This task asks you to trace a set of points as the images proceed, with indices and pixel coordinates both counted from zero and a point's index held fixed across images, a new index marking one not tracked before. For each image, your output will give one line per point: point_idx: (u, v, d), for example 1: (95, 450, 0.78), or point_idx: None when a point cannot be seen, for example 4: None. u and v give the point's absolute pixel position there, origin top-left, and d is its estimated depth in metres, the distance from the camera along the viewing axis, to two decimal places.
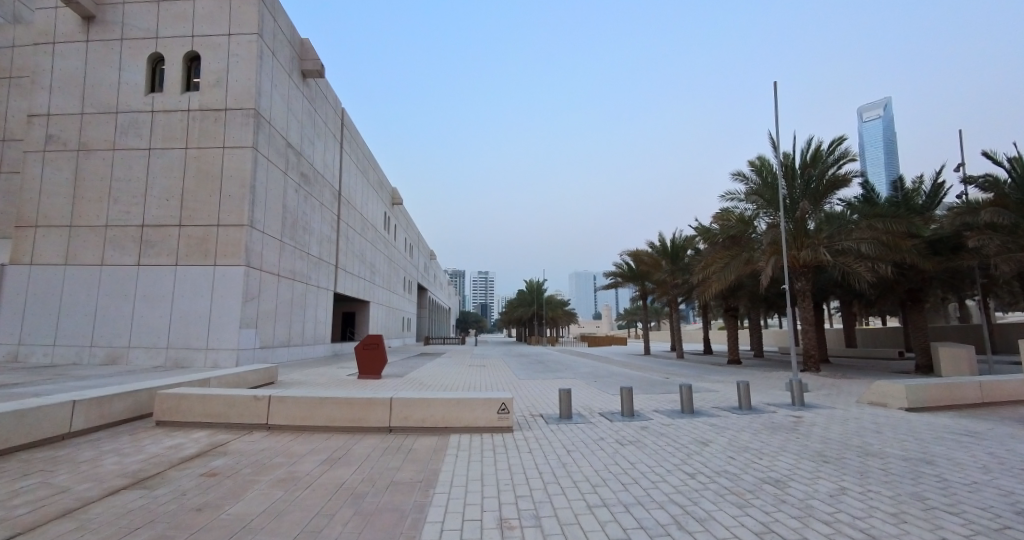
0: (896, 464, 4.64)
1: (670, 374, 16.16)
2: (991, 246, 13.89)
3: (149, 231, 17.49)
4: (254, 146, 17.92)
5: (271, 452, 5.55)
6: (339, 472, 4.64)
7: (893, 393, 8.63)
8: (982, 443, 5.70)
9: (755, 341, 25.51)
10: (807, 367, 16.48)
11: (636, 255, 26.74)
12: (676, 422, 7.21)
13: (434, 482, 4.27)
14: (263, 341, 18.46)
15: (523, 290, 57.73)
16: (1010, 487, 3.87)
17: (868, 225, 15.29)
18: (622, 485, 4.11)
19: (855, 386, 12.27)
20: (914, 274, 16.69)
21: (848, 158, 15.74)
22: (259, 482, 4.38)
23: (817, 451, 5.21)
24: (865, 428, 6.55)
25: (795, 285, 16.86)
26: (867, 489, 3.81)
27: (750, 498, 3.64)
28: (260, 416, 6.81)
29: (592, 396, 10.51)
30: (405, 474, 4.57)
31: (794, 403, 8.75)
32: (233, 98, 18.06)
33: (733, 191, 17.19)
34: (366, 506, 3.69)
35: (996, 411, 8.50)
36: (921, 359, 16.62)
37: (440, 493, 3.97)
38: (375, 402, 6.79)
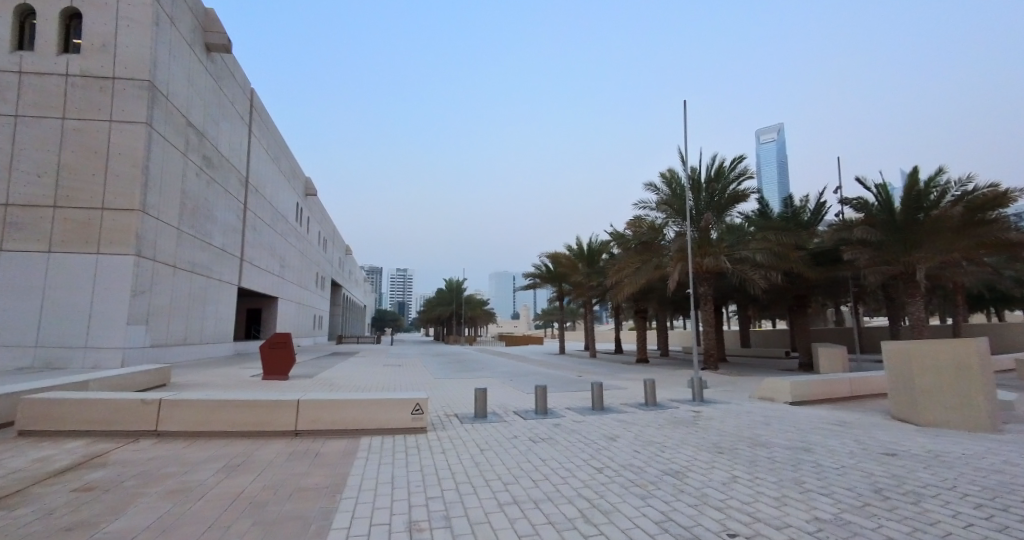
0: (780, 453, 5.15)
1: (584, 374, 16.73)
2: (862, 259, 15.90)
3: (15, 212, 15.21)
4: (148, 121, 16.20)
5: (160, 461, 5.03)
6: (240, 480, 4.31)
7: (781, 389, 9.54)
8: (850, 432, 6.49)
9: (661, 341, 27.19)
10: (708, 365, 17.82)
11: (555, 258, 27.65)
12: (587, 419, 7.50)
13: (342, 487, 4.09)
14: (156, 339, 16.75)
15: (444, 288, 57.22)
16: (868, 469, 4.44)
17: (763, 236, 16.80)
18: (533, 482, 4.19)
19: (748, 383, 13.46)
20: (801, 282, 18.65)
21: (747, 176, 17.27)
22: (146, 494, 3.96)
23: (712, 443, 5.64)
24: (755, 421, 7.21)
25: (700, 289, 18.14)
26: (754, 476, 4.19)
27: (652, 489, 3.86)
28: (148, 422, 6.15)
29: (509, 395, 10.64)
30: (313, 479, 4.34)
31: (695, 399, 9.42)
32: (123, 66, 16.20)
33: (645, 200, 18.21)
34: (266, 515, 3.46)
35: (861, 403, 9.72)
36: (804, 358, 18.64)
37: (348, 498, 3.81)
38: (281, 404, 6.39)
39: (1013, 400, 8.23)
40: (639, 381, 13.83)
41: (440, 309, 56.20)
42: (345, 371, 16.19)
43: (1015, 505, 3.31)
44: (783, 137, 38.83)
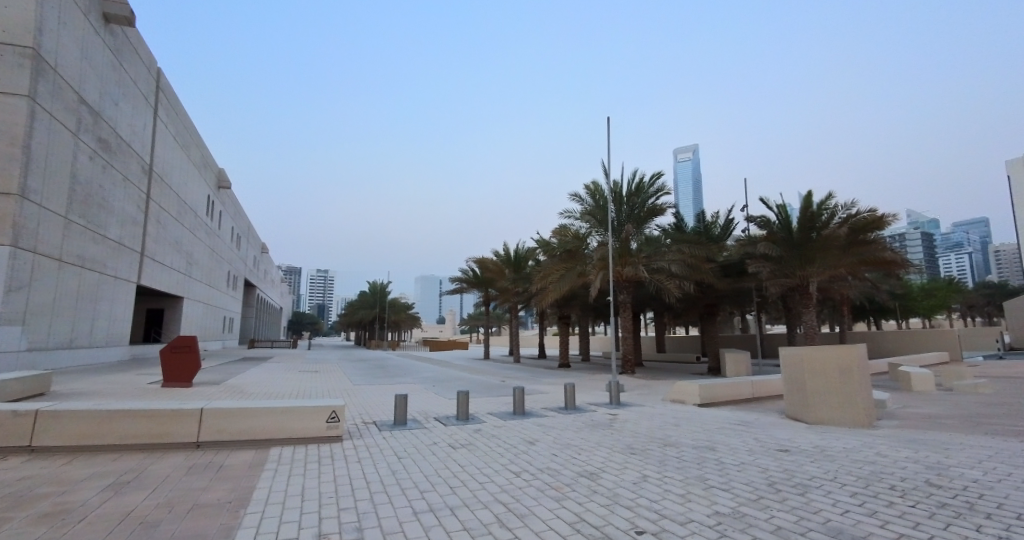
0: (687, 452, 5.50)
1: (507, 378, 16.95)
2: (765, 271, 17.42)
3: None
4: (31, 94, 14.40)
5: (31, 481, 4.43)
6: (129, 499, 3.91)
7: (690, 392, 10.17)
8: (749, 430, 7.06)
9: (583, 346, 28.17)
10: (625, 369, 18.70)
11: (482, 262, 27.84)
12: (508, 423, 7.58)
13: (246, 501, 3.84)
14: (32, 342, 14.83)
15: (365, 292, 56.17)
16: (763, 464, 4.85)
17: (677, 248, 17.90)
18: (451, 489, 4.16)
19: (661, 386, 14.26)
20: (711, 292, 20.07)
21: (664, 191, 18.40)
22: (12, 519, 3.48)
23: (626, 445, 5.90)
24: (666, 423, 7.64)
25: (619, 297, 18.99)
26: (662, 475, 4.43)
27: (568, 491, 3.96)
28: (15, 437, 5.40)
29: (431, 401, 10.53)
30: (215, 494, 4.04)
31: (612, 403, 9.80)
32: (1, 28, 14.27)
33: (570, 209, 18.85)
34: (157, 535, 3.17)
35: (759, 404, 10.62)
36: (712, 362, 20.06)
37: (252, 512, 3.58)
38: (181, 413, 5.90)
39: (882, 399, 9.37)
40: (560, 385, 14.20)
41: (361, 312, 54.41)
42: (256, 377, 15.22)
43: (879, 491, 3.76)
44: (698, 157, 41.86)
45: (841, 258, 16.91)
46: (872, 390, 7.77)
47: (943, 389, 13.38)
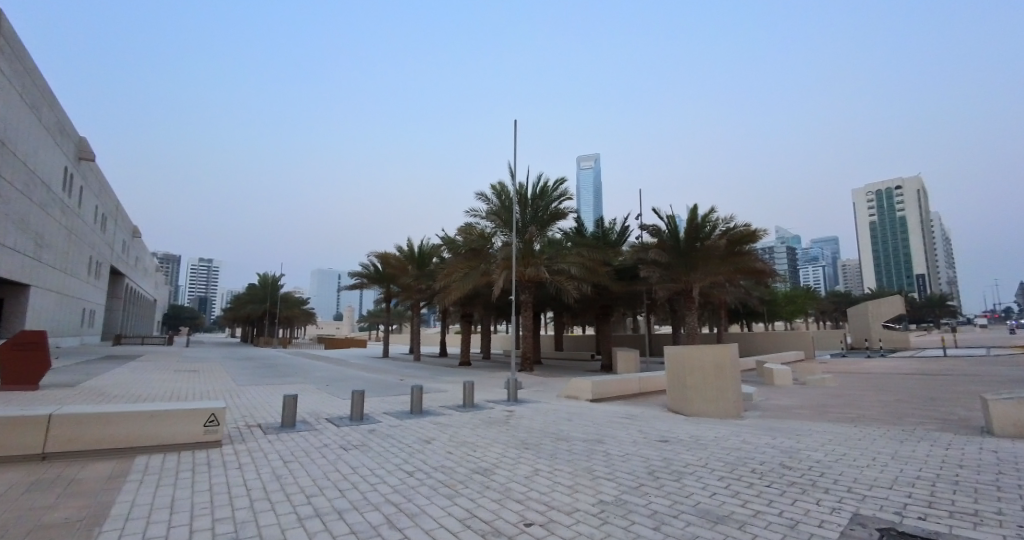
0: (578, 445, 5.78)
1: (404, 377, 16.74)
2: (654, 276, 18.84)
3: None
4: None
5: None
6: None
7: (583, 388, 10.74)
8: (634, 423, 7.59)
9: (483, 345, 28.60)
10: (524, 367, 19.28)
11: (384, 258, 27.13)
12: (405, 423, 7.48)
13: (101, 518, 3.41)
14: None
15: (254, 284, 52.23)
16: (645, 454, 5.23)
17: (578, 251, 18.73)
18: (340, 491, 4.00)
19: (556, 383, 14.87)
20: (606, 293, 21.33)
21: (566, 197, 19.25)
22: None
23: (521, 440, 6.07)
24: (559, 418, 7.98)
25: (521, 296, 19.50)
26: (553, 468, 4.62)
27: (461, 489, 3.98)
28: None
29: (323, 401, 10.07)
30: (61, 513, 3.54)
31: (509, 400, 10.07)
32: None
33: (476, 208, 19.07)
34: None
35: (644, 399, 11.43)
36: (605, 360, 21.43)
37: (106, 530, 3.18)
38: (21, 422, 5.13)
39: (748, 393, 10.59)
40: (459, 384, 14.32)
41: (250, 307, 50.51)
42: (118, 378, 13.55)
43: (742, 474, 4.22)
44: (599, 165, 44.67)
45: (720, 266, 18.65)
46: (740, 386, 8.67)
47: (797, 383, 15.38)
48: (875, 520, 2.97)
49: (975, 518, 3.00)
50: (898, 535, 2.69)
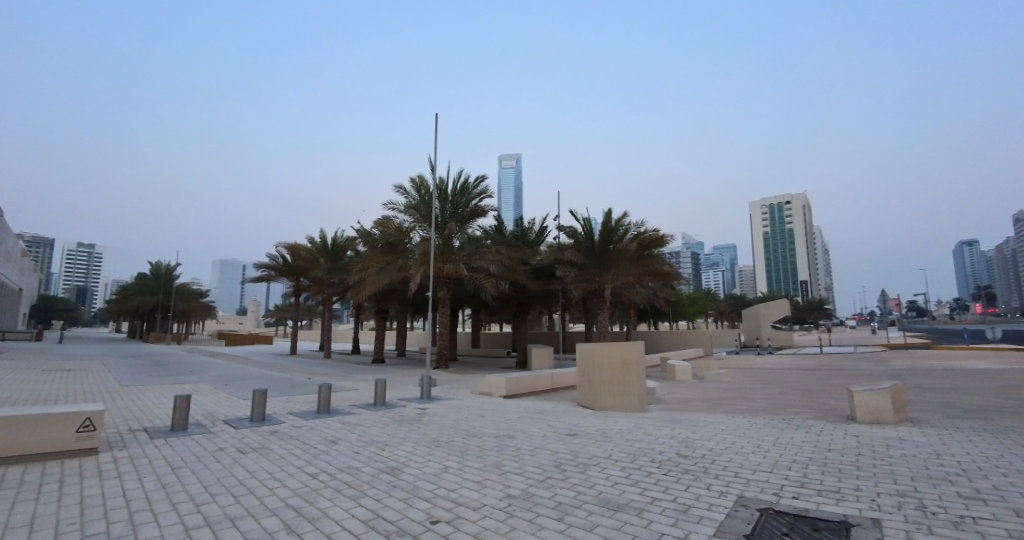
0: (488, 441, 5.83)
1: (312, 375, 16.03)
2: (569, 276, 19.53)
3: None
4: None
5: None
6: None
7: (497, 385, 10.89)
8: (544, 418, 7.79)
9: (400, 342, 28.12)
10: (440, 364, 19.22)
11: (293, 250, 25.95)
12: (310, 423, 7.17)
13: None
14: None
15: (144, 273, 47.89)
16: (553, 447, 5.38)
17: (497, 249, 18.95)
18: (233, 498, 3.74)
19: (471, 380, 14.99)
20: (523, 292, 21.88)
21: (486, 194, 19.42)
22: None
23: (432, 438, 6.00)
24: (471, 414, 8.01)
25: (438, 292, 19.43)
26: (463, 464, 4.61)
27: (366, 489, 3.86)
28: None
29: (219, 402, 9.38)
30: None
31: (422, 397, 10.00)
32: None
33: (394, 201, 18.76)
34: None
35: (554, 395, 11.80)
36: (520, 356, 22.14)
37: None
38: None
39: (651, 387, 11.29)
40: (371, 382, 13.98)
41: (139, 298, 46.12)
42: None
43: (642, 464, 4.45)
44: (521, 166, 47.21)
45: (631, 268, 19.84)
46: (645, 380, 9.11)
47: (696, 378, 16.64)
48: (754, 501, 3.25)
49: (836, 494, 3.39)
50: (773, 513, 2.96)
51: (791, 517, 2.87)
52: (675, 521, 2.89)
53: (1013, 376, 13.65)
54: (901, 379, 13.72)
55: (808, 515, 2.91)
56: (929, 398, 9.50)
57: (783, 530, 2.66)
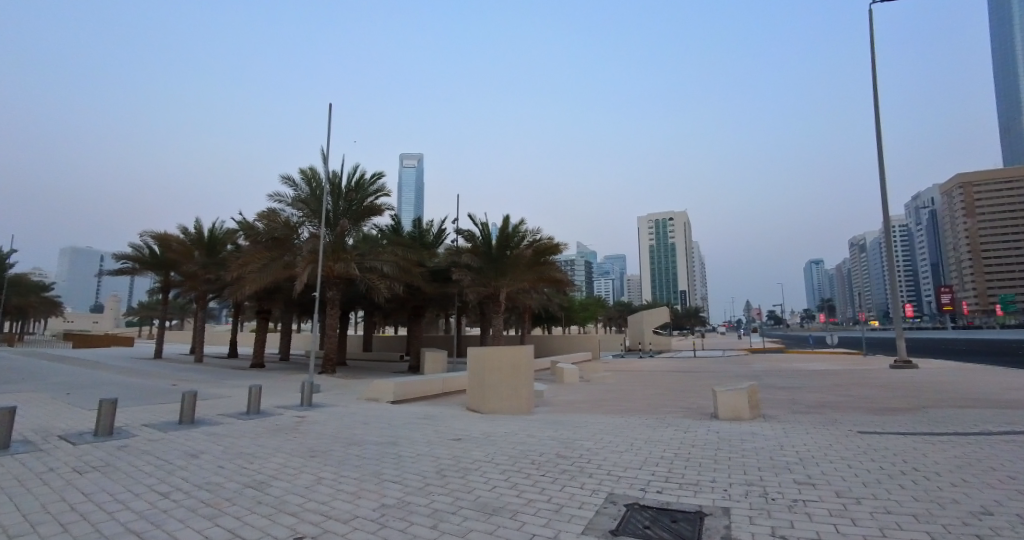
0: (370, 448, 5.67)
1: (176, 382, 14.57)
2: (465, 279, 19.78)
3: None
4: None
5: None
6: None
7: (385, 389, 10.86)
8: (430, 422, 7.78)
9: (285, 345, 26.52)
10: (326, 369, 18.43)
11: (162, 239, 23.54)
12: (169, 436, 6.56)
13: None
14: None
15: None
16: (436, 453, 5.36)
17: (392, 250, 18.66)
18: (59, 527, 3.29)
19: (358, 386, 14.66)
20: (418, 294, 21.86)
21: (382, 193, 19.19)
22: None
23: (309, 447, 5.71)
24: (354, 422, 7.79)
25: (327, 293, 18.74)
26: (339, 475, 4.43)
27: (225, 507, 3.58)
28: None
29: (54, 415, 8.24)
30: None
31: (303, 404, 9.61)
32: None
33: (281, 193, 17.80)
34: None
35: (443, 400, 11.85)
36: (413, 360, 22.00)
37: None
38: None
39: (538, 390, 11.78)
40: (245, 389, 13.02)
41: None
42: None
43: (523, 466, 4.61)
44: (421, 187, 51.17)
45: (525, 274, 20.48)
46: (534, 383, 9.62)
47: (583, 380, 17.70)
48: (623, 497, 3.49)
49: (694, 487, 3.74)
50: (638, 508, 3.19)
51: (653, 511, 3.12)
52: (547, 522, 3.00)
53: (837, 376, 16.32)
54: (755, 379, 15.69)
55: (669, 508, 3.18)
56: (776, 396, 10.91)
57: (644, 523, 2.88)
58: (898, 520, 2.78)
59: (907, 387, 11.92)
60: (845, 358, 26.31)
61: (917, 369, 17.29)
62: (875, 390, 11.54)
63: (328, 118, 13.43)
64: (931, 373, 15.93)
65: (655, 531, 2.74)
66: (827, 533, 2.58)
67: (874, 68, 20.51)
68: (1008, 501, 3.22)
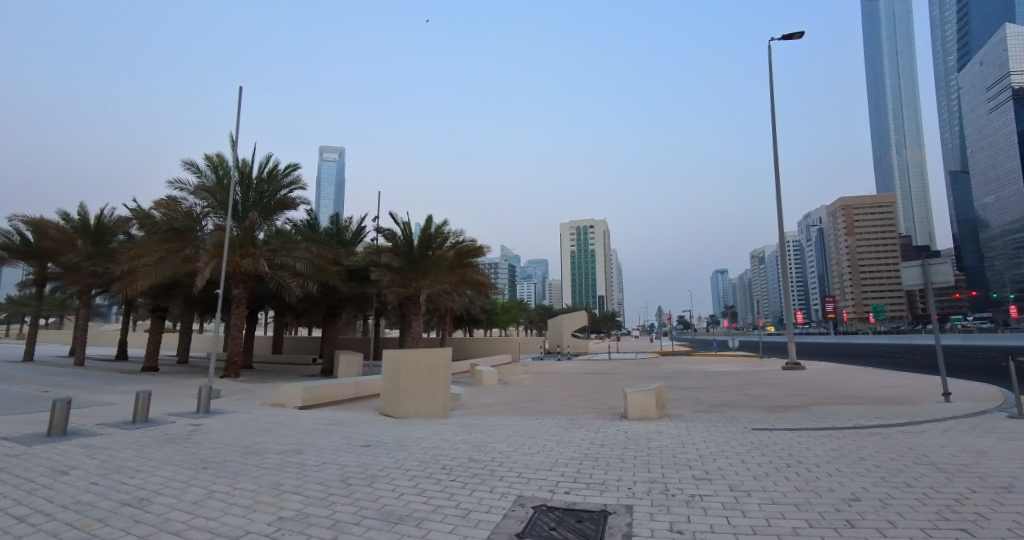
0: (270, 458, 5.40)
1: (49, 388, 13.08)
2: (384, 280, 19.58)
3: None
4: None
5: None
6: None
7: (293, 394, 10.48)
8: (339, 428, 7.57)
9: (184, 346, 24.78)
10: (228, 373, 17.33)
11: (37, 225, 20.96)
12: (34, 450, 5.87)
13: None
14: None
15: None
16: (343, 461, 5.19)
17: (306, 247, 17.86)
18: None
19: (265, 391, 13.97)
20: (334, 294, 21.31)
21: (297, 185, 18.40)
22: None
23: (201, 459, 5.33)
24: (256, 429, 7.41)
25: (232, 290, 17.66)
26: (234, 487, 4.18)
27: (95, 529, 3.25)
28: None
29: None
30: None
31: (199, 411, 9.04)
32: None
33: (181, 179, 16.48)
34: None
35: (355, 405, 11.56)
36: (327, 364, 21.43)
37: None
38: None
39: (455, 393, 11.84)
40: (133, 395, 11.92)
41: None
42: None
43: (433, 472, 4.60)
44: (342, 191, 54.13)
45: (446, 275, 20.56)
46: (451, 386, 9.55)
47: (501, 382, 18.05)
48: (531, 499, 3.59)
49: (600, 486, 3.93)
50: (545, 510, 3.30)
51: (560, 512, 3.23)
52: (453, 528, 3.03)
53: (735, 376, 17.88)
54: (663, 380, 16.74)
55: (575, 508, 3.30)
56: (679, 396, 11.72)
57: (551, 525, 2.97)
58: (783, 510, 3.08)
59: (793, 386, 13.27)
60: (744, 360, 28.80)
61: (803, 369, 19.29)
62: (766, 389, 12.74)
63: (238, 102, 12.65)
64: (812, 373, 17.89)
65: (560, 532, 2.83)
66: (720, 525, 2.80)
67: (772, 100, 22.79)
68: (871, 486, 3.68)
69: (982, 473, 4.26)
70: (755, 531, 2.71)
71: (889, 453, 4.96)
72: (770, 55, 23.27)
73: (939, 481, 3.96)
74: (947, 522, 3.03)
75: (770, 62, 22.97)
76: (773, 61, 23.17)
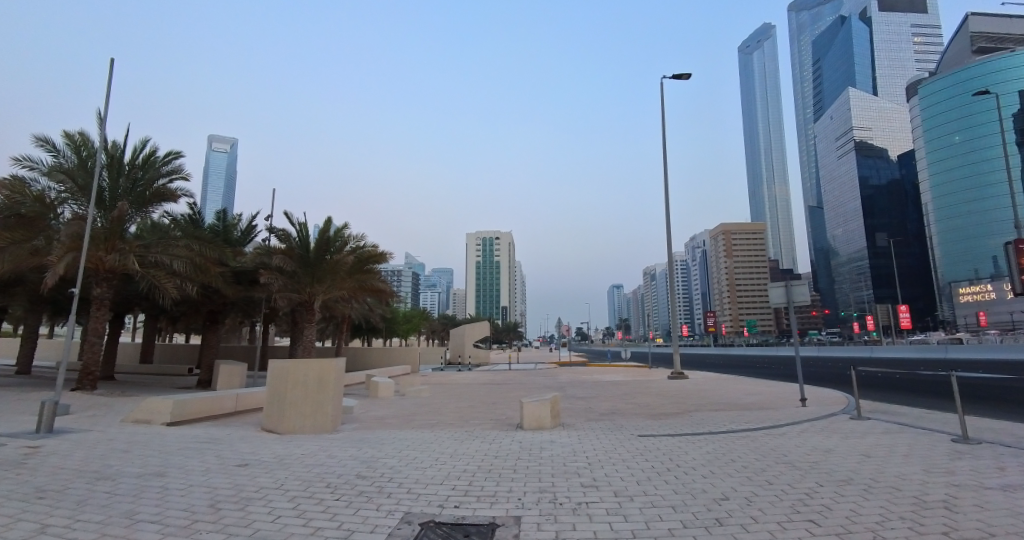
0: (126, 482, 4.85)
1: None
2: (275, 283, 18.42)
3: None
4: None
5: None
6: None
7: (161, 409, 9.55)
8: (213, 446, 6.99)
9: (26, 354, 21.50)
10: (82, 384, 15.30)
11: None
12: None
13: None
14: None
15: None
16: (214, 484, 4.79)
17: (186, 244, 16.20)
18: None
19: (127, 405, 12.53)
20: (216, 297, 19.66)
21: (178, 175, 16.70)
22: None
23: (35, 487, 4.64)
24: (110, 450, 6.62)
25: (93, 290, 15.61)
26: (75, 520, 3.70)
27: None
28: None
29: None
30: None
31: (38, 431, 7.89)
32: None
33: (30, 157, 14.21)
34: None
35: (234, 421, 10.69)
36: (203, 374, 19.66)
37: None
38: None
39: (349, 406, 11.43)
40: None
41: None
42: None
43: (317, 492, 4.42)
44: None
45: (344, 281, 19.82)
46: (341, 398, 9.11)
47: (401, 392, 17.81)
48: (418, 515, 3.58)
49: (491, 498, 4.02)
50: (432, 526, 3.31)
51: (447, 527, 3.26)
52: None
53: (625, 386, 19.05)
54: (558, 391, 17.43)
55: (463, 522, 3.35)
56: (571, 406, 12.29)
57: None
58: (660, 513, 3.36)
59: (676, 395, 14.42)
60: (634, 370, 30.88)
61: (686, 379, 21.04)
62: (652, 397, 13.72)
63: (110, 72, 10.75)
64: (693, 381, 19.62)
65: None
66: (601, 531, 3.00)
67: (663, 132, 24.96)
68: (738, 486, 4.11)
69: (825, 469, 4.96)
70: (634, 534, 2.94)
71: (753, 455, 5.57)
72: (662, 92, 25.54)
73: (787, 478, 4.52)
74: (798, 514, 3.49)
75: (663, 99, 24.95)
76: (665, 100, 25.29)
